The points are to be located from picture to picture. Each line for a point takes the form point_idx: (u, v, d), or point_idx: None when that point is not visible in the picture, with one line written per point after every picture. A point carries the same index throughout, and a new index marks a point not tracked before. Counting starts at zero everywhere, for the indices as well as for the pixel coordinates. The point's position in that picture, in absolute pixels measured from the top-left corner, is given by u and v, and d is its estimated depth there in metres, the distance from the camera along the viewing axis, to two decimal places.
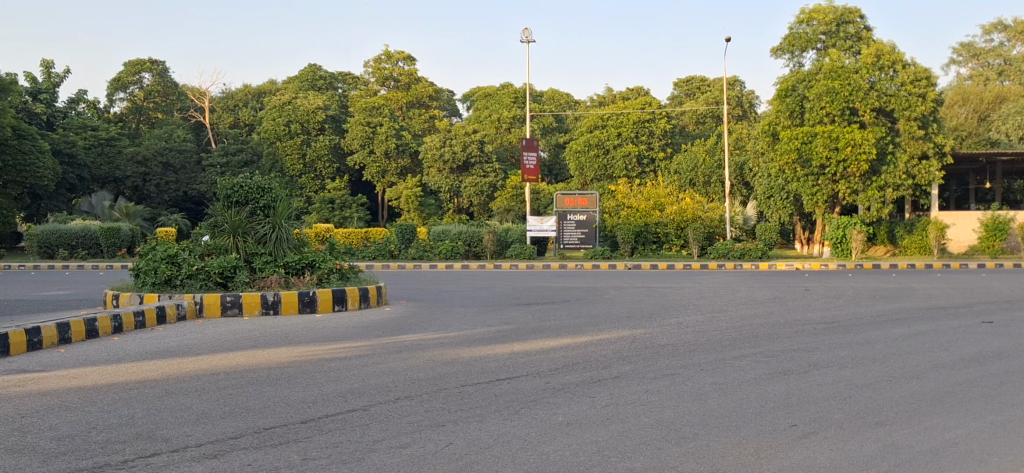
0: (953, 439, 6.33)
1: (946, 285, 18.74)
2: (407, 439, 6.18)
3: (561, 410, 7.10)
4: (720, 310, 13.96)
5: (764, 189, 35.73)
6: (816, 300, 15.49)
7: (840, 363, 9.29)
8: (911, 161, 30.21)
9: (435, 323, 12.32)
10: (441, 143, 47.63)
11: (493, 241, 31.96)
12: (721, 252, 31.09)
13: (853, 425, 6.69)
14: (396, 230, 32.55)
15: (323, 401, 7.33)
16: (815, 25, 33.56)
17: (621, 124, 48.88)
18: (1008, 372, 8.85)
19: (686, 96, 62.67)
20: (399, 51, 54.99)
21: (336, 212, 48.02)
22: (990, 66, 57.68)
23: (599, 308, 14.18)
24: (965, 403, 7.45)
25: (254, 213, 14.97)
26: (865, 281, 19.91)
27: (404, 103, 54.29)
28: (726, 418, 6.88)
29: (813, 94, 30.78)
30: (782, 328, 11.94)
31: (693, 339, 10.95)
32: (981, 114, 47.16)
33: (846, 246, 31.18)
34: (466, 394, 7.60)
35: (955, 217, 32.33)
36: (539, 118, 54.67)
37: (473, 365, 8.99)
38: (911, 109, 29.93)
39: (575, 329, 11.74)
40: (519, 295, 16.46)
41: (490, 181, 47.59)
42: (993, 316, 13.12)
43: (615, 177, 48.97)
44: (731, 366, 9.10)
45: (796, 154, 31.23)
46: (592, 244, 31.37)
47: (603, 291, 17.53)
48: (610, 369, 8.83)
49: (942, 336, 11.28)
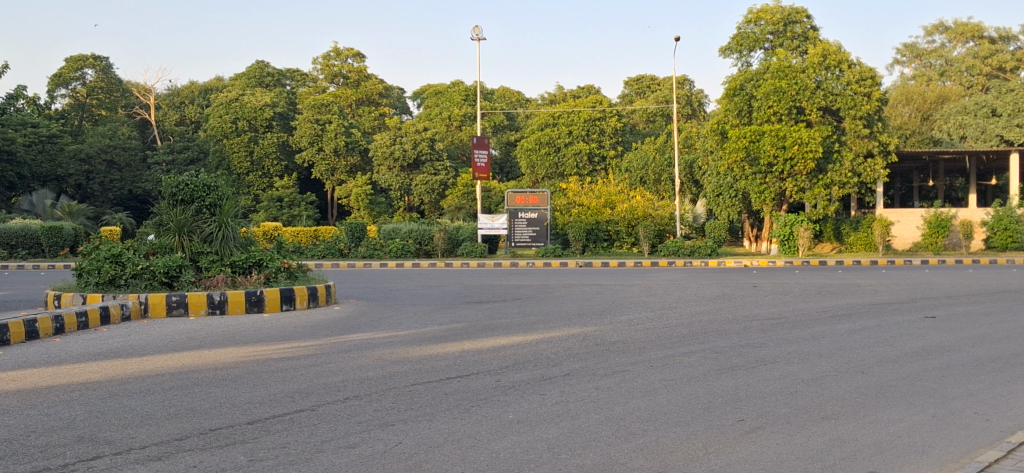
0: (896, 432, 6.45)
1: (889, 281, 19.10)
2: (355, 439, 6.13)
3: (510, 407, 7.10)
4: (669, 307, 14.06)
5: (713, 187, 36.19)
6: (764, 296, 15.69)
7: (787, 359, 9.41)
8: (857, 160, 30.79)
9: (385, 322, 12.25)
10: (392, 141, 47.24)
11: (445, 238, 31.91)
12: (672, 250, 31.46)
13: (799, 419, 6.78)
14: (346, 229, 32.46)
15: (270, 401, 7.23)
16: (762, 24, 33.93)
17: (573, 122, 49.07)
18: (949, 366, 9.02)
19: (637, 94, 63.04)
20: (348, 48, 54.61)
21: (284, 210, 47.63)
22: (933, 67, 58.78)
23: (550, 306, 14.20)
24: (909, 397, 7.59)
25: (200, 212, 14.74)
26: (812, 278, 20.21)
27: (353, 100, 54.05)
28: (674, 414, 6.94)
29: (760, 93, 31.06)
30: (731, 324, 12.07)
31: (643, 336, 11.02)
32: (924, 114, 48.07)
33: (793, 243, 31.68)
34: (415, 393, 7.57)
35: (900, 214, 32.93)
36: (491, 116, 54.59)
37: (423, 364, 8.94)
38: (857, 108, 30.50)
39: (526, 327, 11.74)
40: (472, 293, 16.45)
41: (441, 179, 47.52)
42: (935, 311, 13.40)
43: (566, 176, 49.09)
44: (680, 362, 9.16)
45: (744, 152, 31.47)
46: (543, 242, 31.51)
47: (555, 288, 17.57)
48: (559, 367, 8.85)
49: (887, 331, 11.48)
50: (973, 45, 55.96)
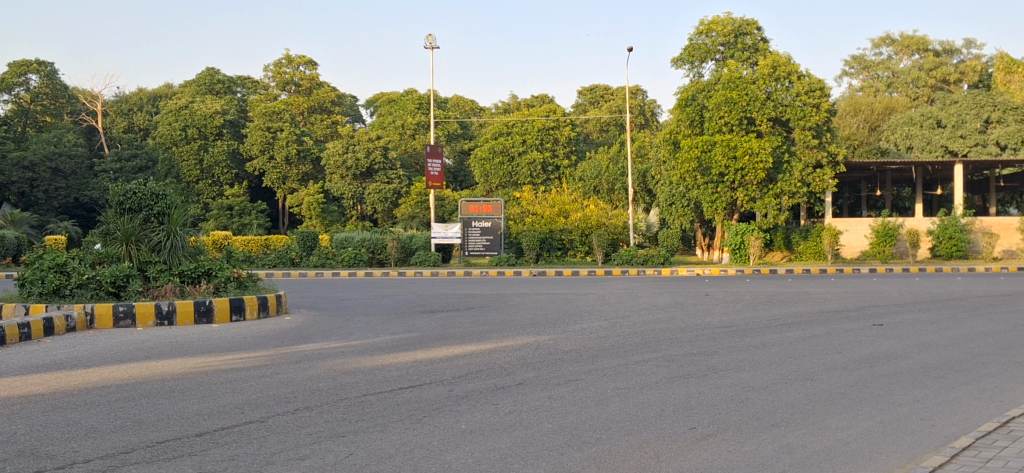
0: (844, 438, 6.53)
1: (839, 289, 19.39)
2: (305, 451, 6.05)
3: (463, 417, 7.07)
4: (621, 315, 14.11)
5: (666, 197, 36.48)
6: (716, 305, 15.85)
7: (737, 366, 9.51)
8: (806, 170, 31.32)
9: (337, 332, 12.16)
10: (344, 149, 47.11)
11: (397, 247, 31.76)
12: (625, 258, 31.58)
13: (749, 427, 6.84)
14: (297, 237, 32.07)
15: (218, 413, 7.13)
16: (713, 36, 34.39)
17: (527, 131, 49.24)
18: (896, 374, 9.17)
19: (590, 104, 63.40)
20: (299, 55, 54.21)
21: (235, 219, 47.03)
22: (880, 79, 59.90)
23: (503, 315, 14.18)
24: (857, 404, 7.69)
25: (148, 221, 14.47)
26: (762, 286, 20.46)
27: (305, 108, 53.69)
28: (627, 422, 6.96)
29: (712, 103, 31.38)
30: (682, 332, 12.16)
31: (596, 345, 11.05)
32: (871, 125, 48.90)
33: (744, 252, 32.08)
34: (367, 404, 7.51)
35: (848, 223, 33.47)
36: (444, 124, 54.49)
37: (375, 374, 8.88)
38: (806, 119, 31.05)
39: (479, 337, 11.72)
40: (424, 303, 16.38)
41: (394, 188, 47.35)
42: (882, 319, 13.62)
43: (520, 185, 49.12)
44: (632, 371, 9.19)
45: (696, 162, 31.68)
46: (496, 251, 31.49)
47: (508, 297, 17.57)
48: (512, 376, 8.84)
49: (836, 339, 11.65)
50: (918, 58, 57.13)
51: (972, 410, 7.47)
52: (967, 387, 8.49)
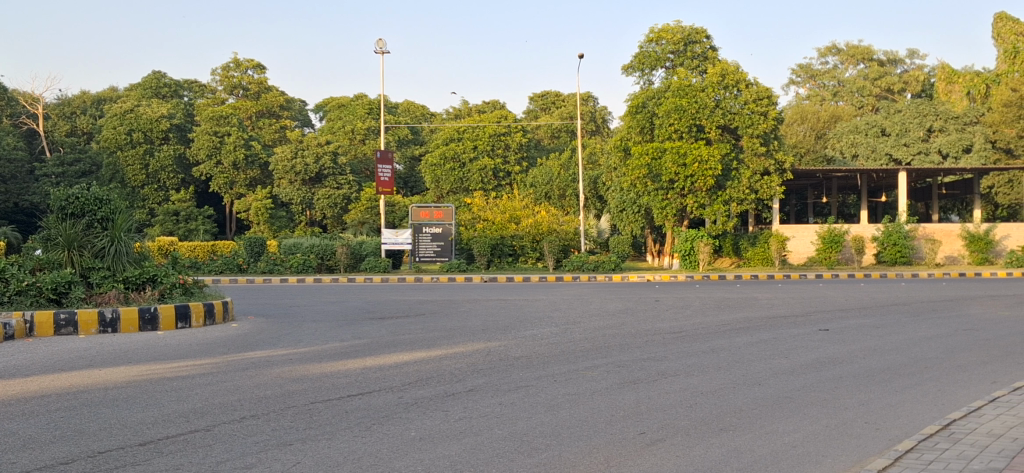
0: (791, 442, 6.60)
1: (786, 295, 19.64)
2: (252, 460, 5.96)
3: (412, 424, 7.02)
4: (572, 322, 14.14)
5: (616, 203, 36.71)
6: (665, 310, 15.97)
7: (686, 371, 9.57)
8: (754, 177, 31.83)
9: (285, 339, 12.01)
10: (293, 154, 46.59)
11: (347, 253, 31.45)
12: (576, 264, 31.62)
13: (698, 432, 6.89)
14: (244, 243, 31.77)
15: (163, 421, 7.00)
16: (663, 44, 34.63)
17: (478, 136, 49.32)
18: (842, 378, 9.31)
19: (542, 110, 63.64)
20: (248, 59, 53.64)
21: (180, 225, 46.34)
22: (826, 87, 60.89)
23: (453, 321, 14.13)
24: (803, 408, 7.79)
25: (91, 226, 14.25)
26: (711, 292, 20.66)
27: (253, 112, 53.12)
28: (577, 428, 6.96)
29: (662, 111, 31.59)
30: (633, 338, 12.21)
31: (546, 351, 11.06)
32: (817, 133, 49.64)
33: (694, 258, 32.19)
34: (315, 412, 7.42)
35: (795, 230, 33.97)
36: (395, 130, 54.24)
37: (324, 381, 8.79)
38: (754, 126, 31.44)
39: (430, 343, 11.67)
40: (375, 309, 16.27)
41: (343, 194, 47.06)
42: (828, 324, 13.81)
43: (471, 191, 49.02)
44: (583, 376, 9.20)
45: (646, 169, 31.83)
46: (447, 257, 31.32)
47: (459, 303, 17.52)
48: (462, 383, 8.81)
49: (783, 343, 11.79)
50: (864, 67, 58.28)
51: (916, 413, 7.61)
52: (910, 390, 8.64)
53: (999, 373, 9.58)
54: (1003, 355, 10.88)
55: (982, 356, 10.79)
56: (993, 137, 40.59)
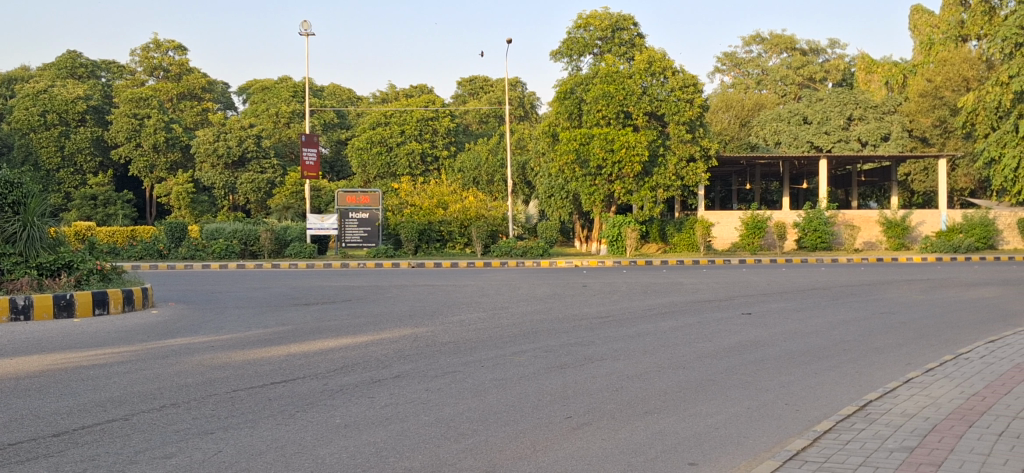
0: (714, 424, 6.71)
1: (711, 279, 19.98)
2: (171, 449, 5.83)
3: (337, 411, 6.94)
4: (499, 307, 14.15)
5: (545, 189, 36.91)
6: (592, 295, 16.08)
7: (612, 356, 9.65)
8: (680, 163, 32.22)
9: (206, 326, 11.77)
10: (216, 137, 45.84)
11: (271, 239, 31.00)
12: (504, 250, 31.68)
13: (623, 415, 6.95)
14: (165, 228, 31.12)
15: (79, 411, 6.80)
16: (591, 30, 34.79)
17: (405, 121, 48.88)
18: (764, 360, 9.49)
19: (470, 95, 63.46)
20: (168, 39, 52.38)
21: (98, 209, 45.05)
22: (750, 76, 61.76)
23: (380, 307, 14.03)
24: (726, 390, 7.92)
25: (2, 210, 13.76)
26: (637, 277, 20.89)
27: (174, 94, 51.97)
28: (504, 413, 6.96)
29: (590, 97, 31.63)
30: (560, 323, 12.27)
31: (474, 336, 11.06)
32: (742, 120, 50.23)
33: (621, 244, 32.67)
34: (237, 400, 7.29)
35: (719, 216, 34.49)
36: (320, 113, 53.51)
37: (246, 369, 8.64)
38: (681, 114, 31.88)
39: (355, 329, 11.55)
40: (300, 295, 16.05)
41: (267, 178, 46.37)
42: (750, 308, 14.07)
43: (398, 176, 48.65)
44: (510, 362, 9.21)
45: (574, 154, 31.90)
46: (374, 243, 31.13)
47: (386, 289, 17.38)
48: (388, 369, 8.74)
49: (707, 327, 11.98)
50: (786, 56, 59.39)
51: (834, 394, 7.80)
52: (828, 372, 8.84)
53: (913, 355, 9.88)
54: (917, 338, 11.22)
55: (898, 338, 11.12)
56: (909, 126, 41.91)
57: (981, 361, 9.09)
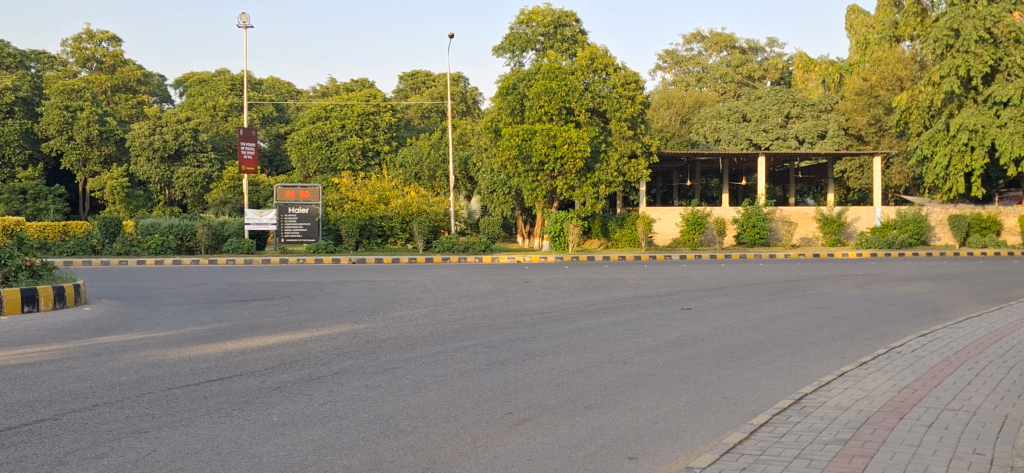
0: (654, 418, 6.76)
1: (651, 275, 20.16)
2: (103, 449, 5.70)
3: (274, 409, 6.85)
4: (440, 302, 14.10)
5: (487, 184, 36.95)
6: (534, 291, 16.11)
7: (553, 351, 9.67)
8: (622, 160, 32.50)
9: (140, 323, 11.53)
10: (151, 131, 44.93)
11: (208, 234, 30.50)
12: (446, 246, 31.59)
13: (563, 410, 6.96)
14: (98, 223, 30.47)
15: (6, 412, 6.61)
16: (533, 26, 34.88)
17: (346, 115, 48.53)
18: (702, 355, 9.59)
19: (412, 90, 63.18)
20: (102, 30, 51.23)
21: (28, 203, 43.59)
22: (690, 73, 62.37)
23: (320, 303, 13.89)
24: (666, 385, 8.00)
25: None
26: (578, 272, 20.98)
27: (108, 86, 50.89)
28: (444, 409, 6.94)
29: (532, 93, 31.57)
30: (501, 319, 12.28)
31: (415, 332, 11.00)
32: (682, 117, 50.64)
33: (563, 240, 32.82)
34: (172, 398, 7.15)
35: (660, 212, 34.80)
36: (259, 107, 52.83)
37: (180, 366, 8.48)
38: (622, 110, 32.15)
39: (294, 325, 11.42)
40: (237, 291, 15.81)
41: (205, 172, 45.64)
42: (690, 303, 14.23)
43: (338, 170, 48.16)
44: (451, 358, 9.17)
45: (516, 150, 31.82)
46: (314, 238, 30.85)
47: (326, 285, 17.19)
48: (327, 366, 8.64)
49: (647, 322, 12.08)
50: (726, 54, 60.21)
51: (770, 388, 7.90)
52: (766, 366, 8.97)
53: (847, 349, 10.07)
54: (852, 332, 11.45)
55: (834, 333, 11.33)
56: (845, 124, 42.65)
57: (913, 355, 9.30)
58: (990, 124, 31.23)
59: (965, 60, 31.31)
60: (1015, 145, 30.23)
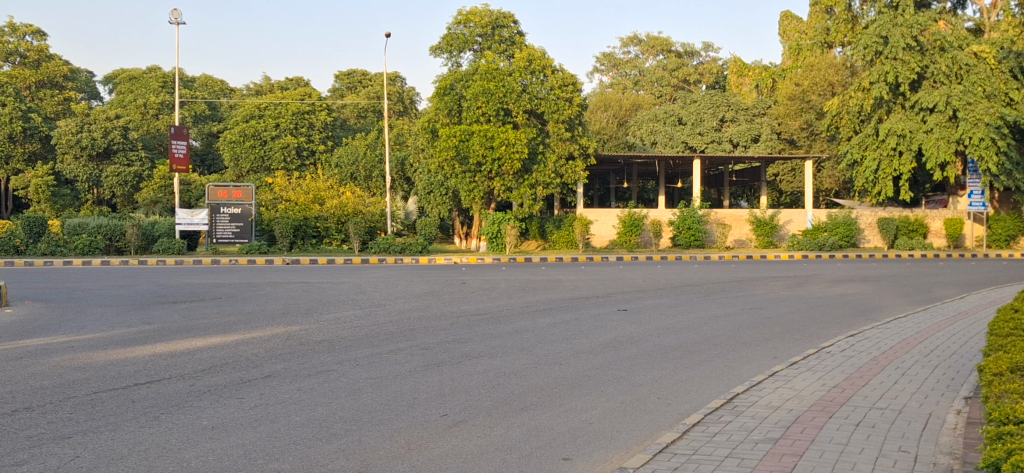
0: (589, 419, 6.79)
1: (588, 276, 20.28)
2: (24, 456, 5.52)
3: (204, 413, 6.72)
4: (376, 304, 13.98)
5: (424, 185, 36.79)
6: (471, 293, 16.06)
7: (489, 353, 9.65)
8: (559, 161, 32.71)
9: (65, 326, 11.22)
10: (78, 128, 43.83)
11: (138, 234, 29.87)
12: (382, 247, 31.36)
13: (498, 412, 6.96)
14: (22, 223, 29.64)
15: None
16: (471, 27, 34.79)
17: (280, 114, 48.00)
18: (637, 356, 9.67)
19: (348, 89, 62.65)
20: (26, 24, 49.79)
21: None
22: (628, 77, 62.82)
23: (252, 305, 13.68)
24: (601, 385, 8.04)
25: None
26: (516, 274, 21.00)
27: (32, 82, 49.41)
28: (378, 412, 6.87)
29: (470, 93, 31.48)
30: (437, 320, 12.23)
31: (349, 334, 10.89)
32: (620, 120, 50.86)
33: (501, 241, 32.83)
34: (98, 402, 6.97)
35: (598, 214, 35.00)
36: (191, 105, 52.01)
37: (107, 369, 8.26)
38: (560, 112, 32.42)
39: (226, 328, 11.20)
40: (167, 293, 15.47)
41: (134, 171, 44.80)
42: (626, 305, 14.32)
43: (273, 170, 47.50)
44: (386, 360, 9.09)
45: (453, 151, 31.63)
46: (247, 238, 30.38)
47: (259, 287, 16.92)
48: (259, 369, 8.50)
49: (584, 323, 12.14)
50: (662, 58, 60.79)
51: (704, 388, 8.00)
52: (700, 367, 9.06)
53: (778, 349, 10.24)
54: (783, 332, 11.65)
55: (765, 333, 11.50)
56: (777, 128, 43.49)
57: (841, 355, 9.49)
58: (917, 129, 32.08)
59: (894, 67, 32.02)
60: (941, 150, 31.27)
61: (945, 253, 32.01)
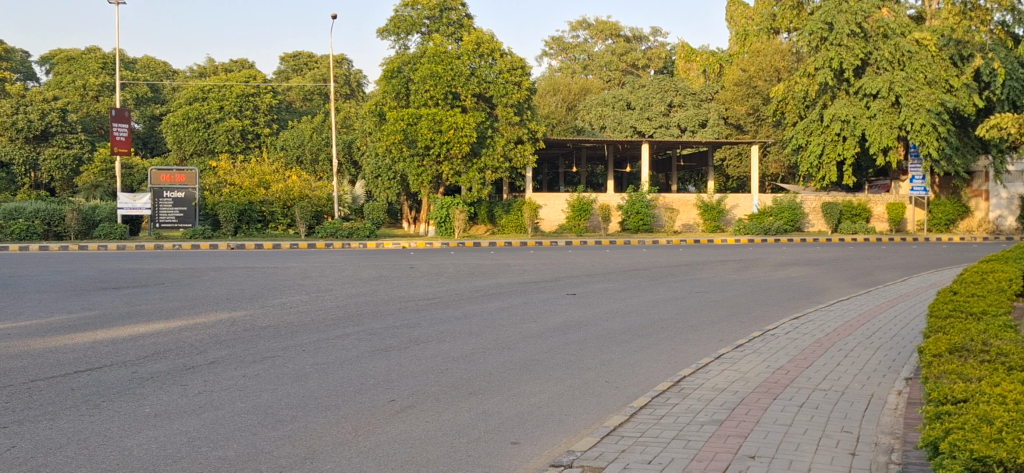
0: (537, 403, 6.79)
1: (537, 261, 20.32)
2: None
3: (146, 400, 6.59)
4: (323, 289, 13.84)
5: (371, 169, 36.50)
6: (419, 277, 15.99)
7: (437, 338, 9.61)
8: (508, 145, 32.69)
9: (1, 312, 10.93)
10: (14, 110, 42.78)
11: (77, 218, 29.22)
12: (329, 231, 31.05)
13: (447, 396, 6.93)
14: None
15: None
16: (418, 9, 34.51)
17: (224, 96, 47.24)
18: (586, 339, 9.70)
19: (293, 71, 61.92)
20: None
21: None
22: (577, 61, 62.96)
23: (196, 290, 13.46)
24: (549, 369, 8.04)
25: None
26: (464, 258, 20.97)
27: None
28: (325, 398, 6.80)
29: (417, 77, 31.24)
30: (385, 305, 12.14)
31: (295, 319, 10.76)
32: (568, 104, 50.97)
33: (449, 225, 32.68)
34: (36, 390, 6.80)
35: (547, 198, 35.04)
36: (132, 86, 50.97)
37: (45, 357, 8.06)
38: (508, 96, 32.41)
39: (169, 314, 11.01)
40: (108, 279, 15.14)
41: (73, 154, 43.80)
42: (574, 289, 14.36)
43: (217, 153, 46.76)
44: (333, 346, 9.00)
45: (401, 134, 31.37)
46: (190, 223, 29.88)
47: (203, 272, 16.67)
48: (202, 355, 8.36)
49: (532, 308, 12.15)
50: (611, 42, 60.94)
51: (651, 371, 8.05)
52: (647, 350, 9.12)
53: (724, 332, 10.34)
54: (729, 315, 11.77)
55: (711, 316, 11.61)
56: (724, 114, 43.91)
57: (786, 337, 9.62)
58: (860, 115, 32.63)
59: (838, 53, 32.48)
60: (884, 136, 31.85)
61: (886, 237, 32.62)
